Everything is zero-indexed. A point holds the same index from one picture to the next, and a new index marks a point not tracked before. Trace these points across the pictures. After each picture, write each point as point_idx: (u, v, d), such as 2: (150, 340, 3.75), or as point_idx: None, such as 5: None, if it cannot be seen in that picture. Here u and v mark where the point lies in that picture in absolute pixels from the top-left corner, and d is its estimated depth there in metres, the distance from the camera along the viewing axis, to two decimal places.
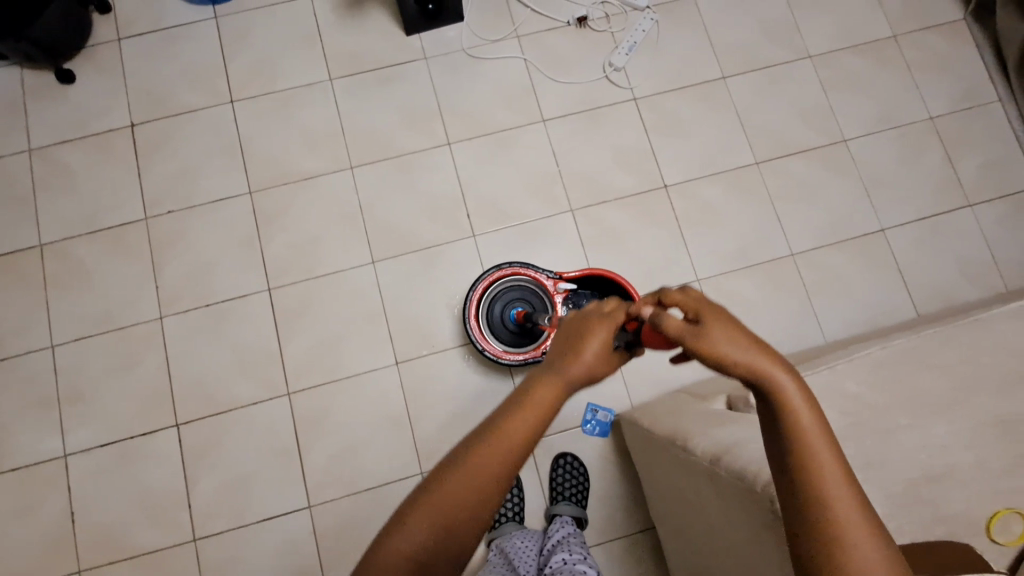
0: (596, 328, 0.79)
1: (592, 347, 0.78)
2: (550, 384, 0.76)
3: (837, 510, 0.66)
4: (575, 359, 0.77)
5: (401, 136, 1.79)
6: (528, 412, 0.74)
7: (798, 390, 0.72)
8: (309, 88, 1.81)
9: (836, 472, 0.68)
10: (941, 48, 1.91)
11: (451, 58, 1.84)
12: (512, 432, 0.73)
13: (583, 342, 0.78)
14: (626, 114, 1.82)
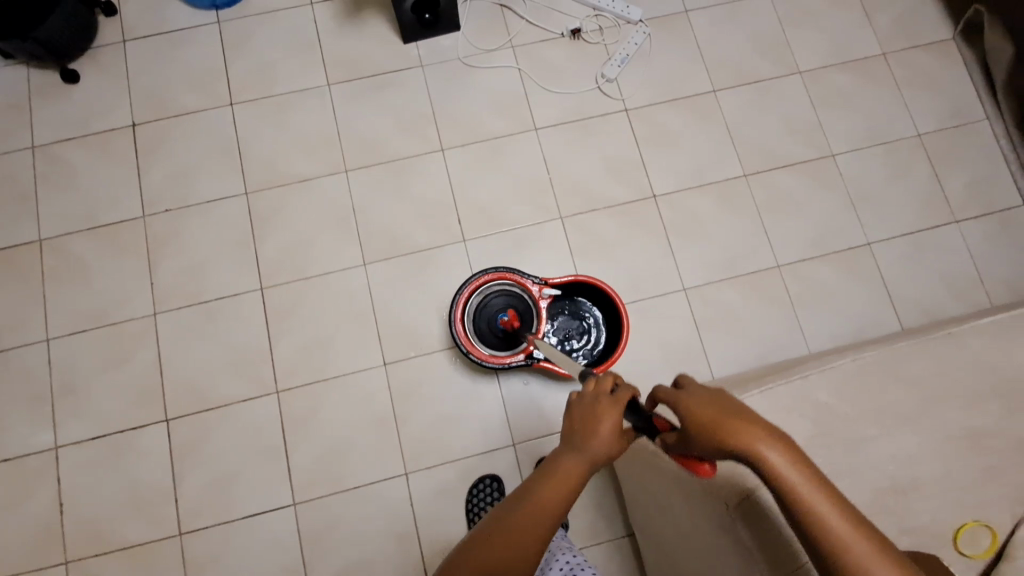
0: (602, 411, 0.84)
1: (604, 431, 0.83)
2: (572, 459, 0.84)
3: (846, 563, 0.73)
4: (586, 442, 0.84)
5: (396, 142, 1.82)
6: (554, 485, 0.84)
7: (789, 460, 0.77)
8: (307, 93, 1.85)
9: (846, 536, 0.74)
10: (930, 67, 1.94)
11: (447, 66, 1.88)
12: (542, 507, 0.83)
13: (594, 426, 0.84)
14: (618, 125, 1.85)
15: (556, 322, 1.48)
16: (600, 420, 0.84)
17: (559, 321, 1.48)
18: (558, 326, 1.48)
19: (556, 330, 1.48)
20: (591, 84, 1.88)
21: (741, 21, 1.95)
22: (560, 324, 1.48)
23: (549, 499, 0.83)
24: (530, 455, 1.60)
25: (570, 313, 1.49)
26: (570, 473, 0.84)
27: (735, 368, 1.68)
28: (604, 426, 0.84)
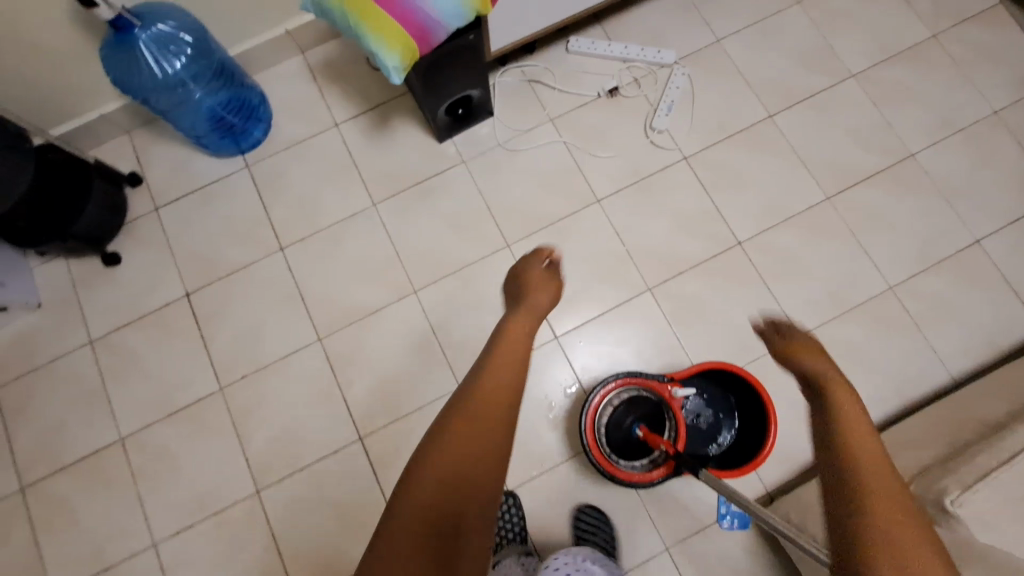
0: (530, 311, 1.17)
1: (536, 280, 1.29)
2: (503, 362, 0.95)
3: (858, 451, 0.77)
4: (540, 286, 1.27)
5: (457, 247, 1.71)
6: (502, 370, 0.93)
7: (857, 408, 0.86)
8: (355, 218, 1.74)
9: (856, 416, 0.84)
10: (985, 39, 1.84)
11: (490, 155, 1.78)
12: (493, 381, 0.90)
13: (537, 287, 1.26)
14: (681, 176, 1.75)
15: (689, 408, 1.41)
16: (540, 279, 1.30)
17: (692, 405, 1.41)
18: (693, 411, 1.41)
19: (690, 416, 1.41)
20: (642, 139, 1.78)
21: (779, 39, 1.85)
22: (694, 409, 1.41)
23: (488, 410, 0.85)
24: (687, 556, 1.48)
25: (705, 397, 1.41)
26: (501, 371, 0.92)
27: (876, 410, 1.56)
28: (524, 312, 1.15)
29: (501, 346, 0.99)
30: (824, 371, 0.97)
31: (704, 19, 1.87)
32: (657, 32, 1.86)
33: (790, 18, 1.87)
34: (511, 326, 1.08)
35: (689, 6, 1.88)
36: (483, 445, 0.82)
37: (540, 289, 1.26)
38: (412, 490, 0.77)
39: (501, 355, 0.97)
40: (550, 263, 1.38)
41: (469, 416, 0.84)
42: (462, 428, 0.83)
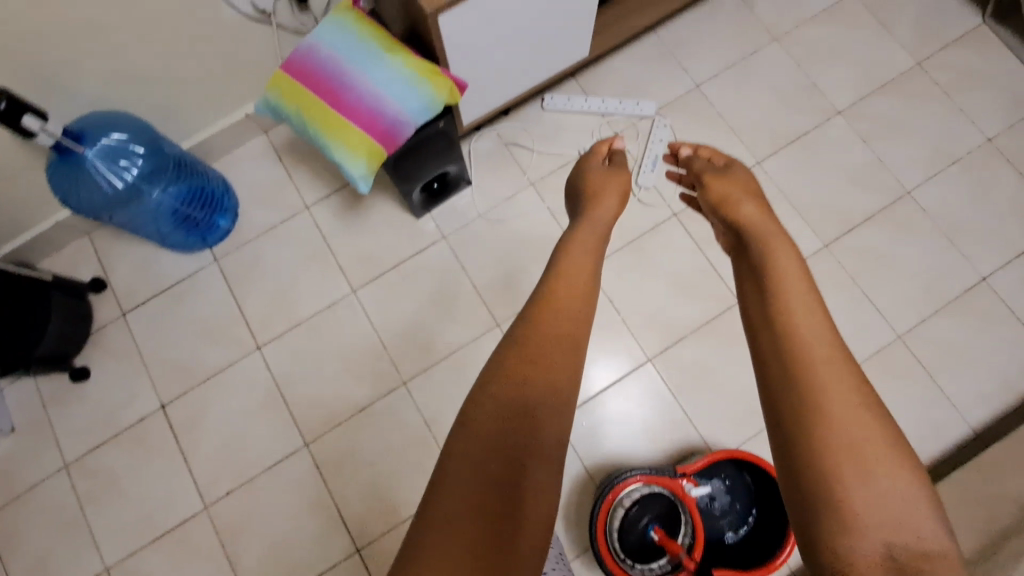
0: (592, 221, 1.21)
1: (618, 176, 1.36)
2: (570, 287, 0.98)
3: (797, 318, 0.81)
4: (605, 175, 1.37)
5: (445, 330, 1.62)
6: (572, 301, 0.95)
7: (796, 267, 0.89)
8: (334, 307, 1.64)
9: (794, 267, 0.89)
10: (971, 62, 1.78)
11: (472, 228, 1.70)
12: (556, 313, 0.92)
13: (618, 174, 1.36)
14: (672, 234, 1.67)
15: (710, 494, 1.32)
16: (615, 177, 1.36)
17: (712, 491, 1.33)
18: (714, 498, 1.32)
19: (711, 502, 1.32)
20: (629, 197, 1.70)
21: (758, 80, 1.79)
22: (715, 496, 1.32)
23: (541, 347, 0.86)
24: None
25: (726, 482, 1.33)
26: (573, 293, 0.97)
27: None
28: (595, 223, 1.19)
29: (564, 285, 0.97)
30: (742, 205, 1.08)
31: (681, 65, 1.80)
32: (634, 82, 1.78)
33: (767, 58, 1.81)
34: (577, 263, 1.04)
35: (665, 52, 1.81)
36: (553, 349, 0.86)
37: (611, 188, 1.30)
38: (483, 391, 0.81)
39: (561, 292, 0.96)
40: (613, 153, 1.45)
41: (549, 322, 0.90)
42: (534, 340, 0.87)
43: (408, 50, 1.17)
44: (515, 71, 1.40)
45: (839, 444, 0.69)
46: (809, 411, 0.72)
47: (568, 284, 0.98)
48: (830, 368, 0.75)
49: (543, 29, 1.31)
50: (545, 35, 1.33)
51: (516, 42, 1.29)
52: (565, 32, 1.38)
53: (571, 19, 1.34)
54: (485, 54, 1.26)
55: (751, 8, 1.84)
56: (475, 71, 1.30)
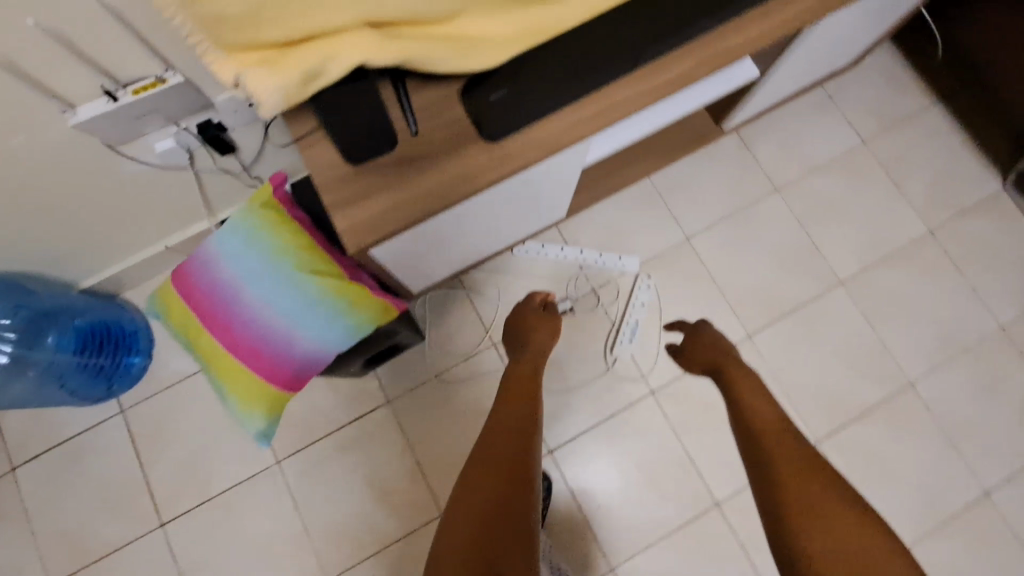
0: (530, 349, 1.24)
1: (544, 322, 1.30)
2: (515, 393, 1.08)
3: (779, 460, 0.91)
4: (531, 334, 1.27)
5: (381, 517, 1.42)
6: (510, 408, 1.03)
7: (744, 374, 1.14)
8: (254, 480, 1.43)
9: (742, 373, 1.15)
10: (987, 234, 1.61)
11: (421, 392, 1.48)
12: (506, 415, 1.01)
13: (543, 322, 1.30)
14: (647, 415, 1.48)
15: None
16: (539, 322, 1.30)
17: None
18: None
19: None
20: (603, 369, 1.50)
21: (755, 235, 1.60)
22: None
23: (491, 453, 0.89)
24: None
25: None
26: (518, 399, 1.06)
27: None
28: (519, 375, 1.14)
29: (510, 397, 1.07)
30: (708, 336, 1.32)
31: (671, 212, 1.60)
32: (618, 229, 1.58)
33: (767, 209, 1.62)
34: (515, 381, 1.12)
35: (654, 194, 1.60)
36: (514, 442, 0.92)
37: (537, 329, 1.28)
38: (461, 484, 0.85)
39: (510, 401, 1.05)
40: (548, 308, 1.33)
41: (503, 423, 0.98)
42: (497, 437, 0.94)
43: (328, 263, 0.94)
44: (473, 243, 1.19)
45: (796, 497, 0.84)
46: (771, 486, 0.88)
47: (513, 392, 1.08)
48: (780, 454, 0.92)
49: (508, 211, 1.10)
50: (510, 213, 1.12)
51: (472, 230, 1.07)
52: (535, 204, 1.17)
53: (543, 195, 1.14)
54: (434, 251, 1.05)
55: (753, 149, 1.64)
56: (423, 259, 1.08)
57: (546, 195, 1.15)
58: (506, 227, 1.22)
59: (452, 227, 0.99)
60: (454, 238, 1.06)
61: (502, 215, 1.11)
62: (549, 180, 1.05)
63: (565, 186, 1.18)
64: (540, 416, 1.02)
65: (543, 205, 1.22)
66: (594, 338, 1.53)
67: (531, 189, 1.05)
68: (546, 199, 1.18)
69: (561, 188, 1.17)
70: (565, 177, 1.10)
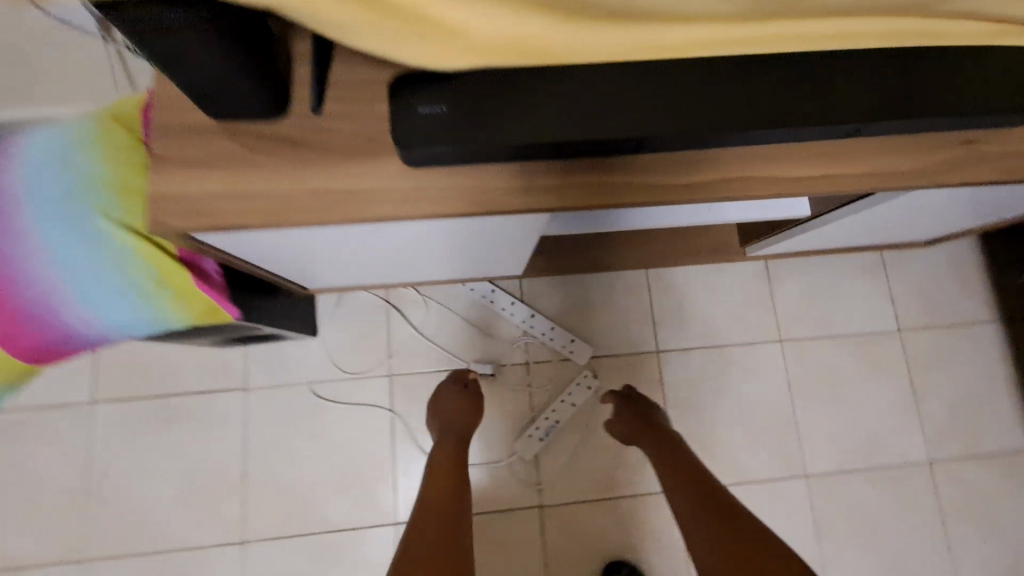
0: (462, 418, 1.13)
1: (470, 401, 1.15)
2: (443, 465, 1.00)
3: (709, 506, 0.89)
4: (464, 423, 1.12)
5: (175, 516, 1.17)
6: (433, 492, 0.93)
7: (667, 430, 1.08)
8: (56, 414, 1.19)
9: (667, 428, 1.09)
10: (994, 490, 1.34)
11: (287, 394, 1.24)
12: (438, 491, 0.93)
13: (469, 400, 1.15)
14: (523, 531, 1.23)
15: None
16: (465, 403, 1.14)
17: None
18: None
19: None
20: (497, 457, 1.25)
21: (735, 380, 1.33)
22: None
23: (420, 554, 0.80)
24: None
25: None
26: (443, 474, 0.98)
27: None
28: (445, 452, 1.03)
29: (435, 471, 0.99)
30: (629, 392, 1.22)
31: (653, 315, 1.34)
32: (585, 308, 1.33)
33: (761, 357, 1.35)
34: (439, 458, 1.02)
35: (643, 288, 1.35)
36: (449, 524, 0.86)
37: (463, 410, 1.13)
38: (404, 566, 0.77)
39: (436, 474, 0.98)
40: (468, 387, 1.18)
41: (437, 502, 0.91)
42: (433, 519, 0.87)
43: (147, 239, 0.71)
44: (387, 263, 0.94)
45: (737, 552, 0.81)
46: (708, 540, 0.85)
47: (438, 464, 1.00)
48: (711, 497, 0.91)
49: (431, 245, 0.85)
50: (434, 247, 0.87)
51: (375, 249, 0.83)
52: (476, 249, 0.92)
53: (487, 243, 0.88)
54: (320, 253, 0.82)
55: (774, 284, 1.38)
56: (300, 257, 0.83)
57: (490, 244, 0.89)
58: (437, 259, 0.97)
59: (334, 239, 0.74)
60: (347, 248, 0.82)
61: (424, 246, 0.86)
62: (490, 232, 0.80)
63: (521, 243, 0.92)
64: (469, 494, 0.95)
65: (489, 253, 0.96)
66: (505, 418, 1.27)
67: (462, 234, 0.79)
68: (493, 247, 0.92)
69: (514, 244, 0.90)
70: (516, 235, 0.84)
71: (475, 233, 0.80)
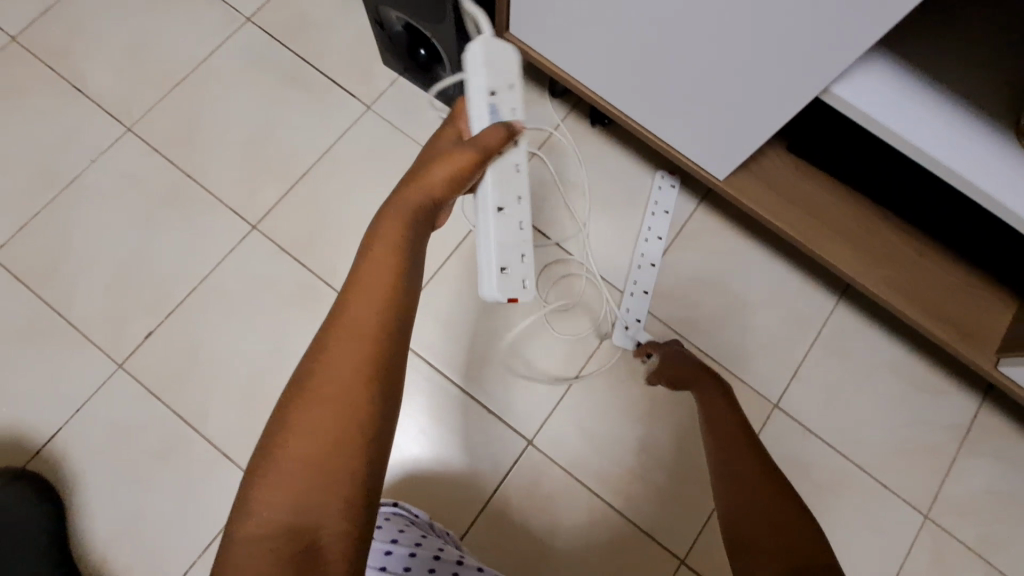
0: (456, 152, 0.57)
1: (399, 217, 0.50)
2: (367, 319, 0.44)
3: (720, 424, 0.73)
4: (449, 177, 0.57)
5: (223, 157, 1.05)
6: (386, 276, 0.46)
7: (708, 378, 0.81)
8: (214, 4, 1.12)
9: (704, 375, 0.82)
10: None
11: (395, 138, 1.07)
12: (337, 380, 0.42)
13: (395, 215, 0.50)
14: (490, 447, 0.97)
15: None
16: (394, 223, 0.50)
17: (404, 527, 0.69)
18: (394, 542, 0.65)
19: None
20: (528, 359, 1.00)
21: (832, 503, 0.97)
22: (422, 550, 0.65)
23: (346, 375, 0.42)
24: None
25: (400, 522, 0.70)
26: (348, 355, 0.42)
27: None
28: (397, 244, 0.48)
29: (362, 301, 0.44)
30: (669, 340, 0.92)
31: (797, 365, 1.02)
32: (731, 300, 1.04)
33: (886, 510, 0.97)
34: (355, 306, 0.44)
35: (810, 331, 1.03)
36: (334, 436, 0.40)
37: (383, 236, 0.48)
38: (274, 496, 0.40)
39: (346, 338, 0.43)
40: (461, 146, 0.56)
41: (340, 380, 0.42)
42: (300, 421, 0.41)
43: None
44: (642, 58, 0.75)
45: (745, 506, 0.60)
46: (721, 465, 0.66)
47: (354, 314, 0.44)
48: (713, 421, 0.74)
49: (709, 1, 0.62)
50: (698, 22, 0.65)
51: (672, 48, 0.71)
52: (733, 97, 0.71)
53: (746, 73, 0.67)
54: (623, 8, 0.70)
55: (968, 451, 0.99)
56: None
57: (758, 89, 0.67)
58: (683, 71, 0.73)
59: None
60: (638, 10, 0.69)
61: (705, 75, 0.71)
62: (804, 72, 0.62)
63: (789, 110, 0.67)
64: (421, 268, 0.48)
65: (745, 98, 0.70)
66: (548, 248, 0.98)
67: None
68: (753, 104, 0.70)
69: (789, 81, 0.64)
70: (803, 56, 0.60)
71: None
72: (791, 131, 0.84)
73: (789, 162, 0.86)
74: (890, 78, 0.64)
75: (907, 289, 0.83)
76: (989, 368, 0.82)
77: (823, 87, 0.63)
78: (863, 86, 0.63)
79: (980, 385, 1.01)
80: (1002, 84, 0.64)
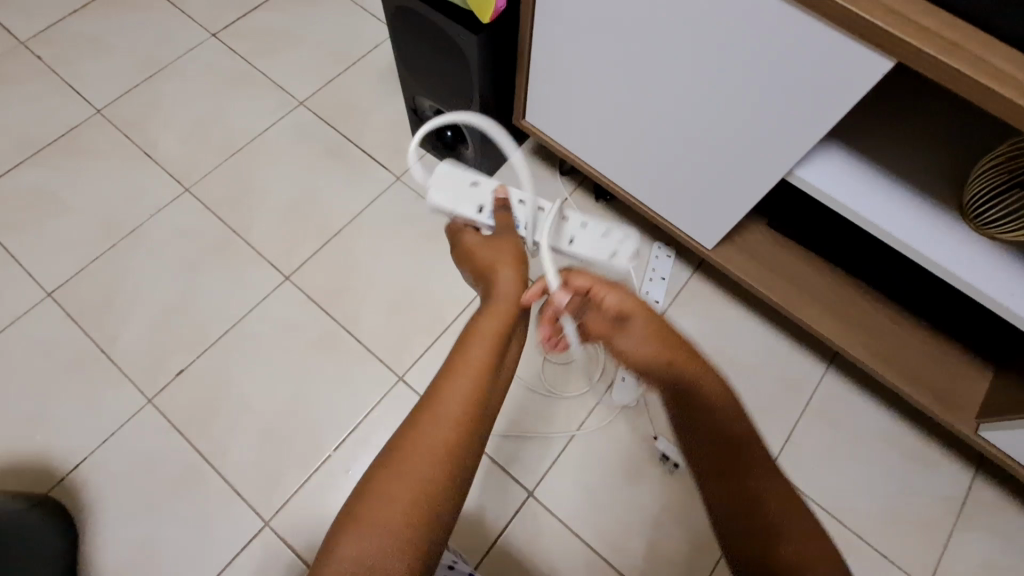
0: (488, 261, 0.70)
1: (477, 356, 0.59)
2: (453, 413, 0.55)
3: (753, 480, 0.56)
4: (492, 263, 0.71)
5: (269, 217, 1.18)
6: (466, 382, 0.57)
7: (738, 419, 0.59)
8: (273, 90, 1.30)
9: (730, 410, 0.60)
10: None
11: (420, 204, 1.20)
12: (423, 463, 0.52)
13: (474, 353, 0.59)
14: (495, 492, 1.00)
15: None
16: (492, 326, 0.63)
17: None
18: None
19: None
20: (534, 407, 1.05)
21: None
22: (437, 557, 0.73)
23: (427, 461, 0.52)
24: None
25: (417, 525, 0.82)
26: (430, 442, 0.53)
27: None
28: (474, 355, 0.59)
29: (445, 400, 0.55)
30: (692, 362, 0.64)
31: (790, 429, 1.06)
32: (724, 364, 1.10)
33: None
34: (439, 408, 0.55)
35: (801, 395, 1.08)
36: (412, 508, 0.50)
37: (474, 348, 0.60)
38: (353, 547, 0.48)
39: (423, 439, 0.53)
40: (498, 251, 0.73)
41: (416, 460, 0.52)
42: (387, 492, 0.50)
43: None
44: (638, 144, 0.89)
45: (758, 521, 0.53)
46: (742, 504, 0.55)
47: (439, 415, 0.54)
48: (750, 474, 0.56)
49: (693, 94, 0.74)
50: (681, 116, 0.78)
51: (662, 137, 0.84)
52: (715, 178, 0.83)
53: (724, 158, 0.79)
54: (621, 103, 0.85)
55: (964, 523, 0.99)
56: (577, 38, 0.81)
57: (735, 171, 0.80)
58: (674, 153, 0.85)
59: (652, 96, 0.79)
60: (632, 105, 0.83)
61: (690, 159, 0.83)
62: (771, 158, 0.74)
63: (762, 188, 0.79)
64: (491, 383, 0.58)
65: (724, 178, 0.82)
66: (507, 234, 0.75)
67: (741, 72, 0.67)
68: (731, 183, 0.82)
69: (759, 165, 0.76)
70: (769, 145, 0.72)
71: (755, 86, 0.67)
72: (771, 210, 0.95)
73: (769, 236, 0.97)
74: (847, 165, 0.75)
75: (885, 354, 0.90)
76: (970, 432, 0.86)
77: (789, 171, 0.74)
78: (823, 171, 0.74)
79: (972, 456, 1.03)
80: (947, 175, 0.75)
